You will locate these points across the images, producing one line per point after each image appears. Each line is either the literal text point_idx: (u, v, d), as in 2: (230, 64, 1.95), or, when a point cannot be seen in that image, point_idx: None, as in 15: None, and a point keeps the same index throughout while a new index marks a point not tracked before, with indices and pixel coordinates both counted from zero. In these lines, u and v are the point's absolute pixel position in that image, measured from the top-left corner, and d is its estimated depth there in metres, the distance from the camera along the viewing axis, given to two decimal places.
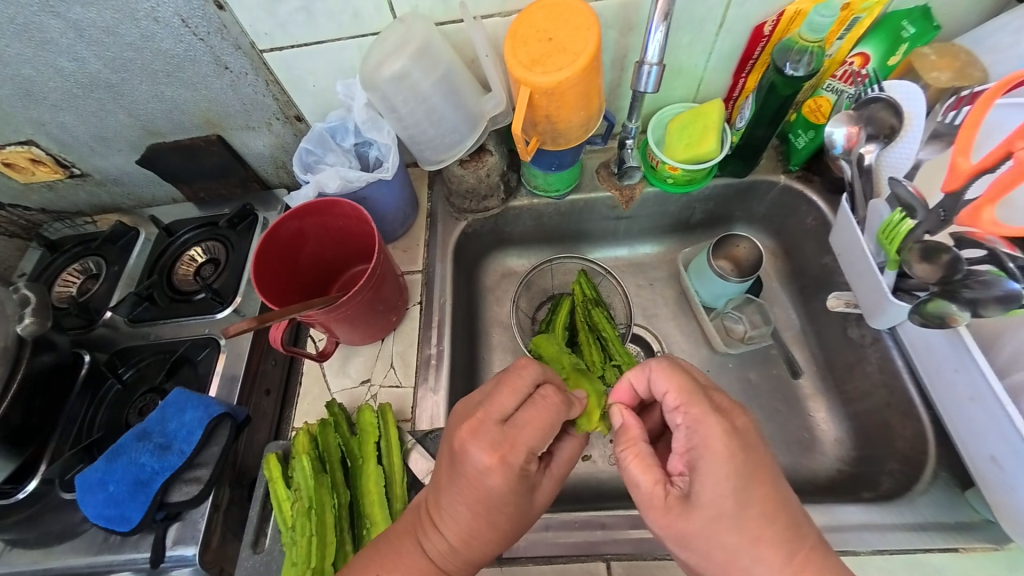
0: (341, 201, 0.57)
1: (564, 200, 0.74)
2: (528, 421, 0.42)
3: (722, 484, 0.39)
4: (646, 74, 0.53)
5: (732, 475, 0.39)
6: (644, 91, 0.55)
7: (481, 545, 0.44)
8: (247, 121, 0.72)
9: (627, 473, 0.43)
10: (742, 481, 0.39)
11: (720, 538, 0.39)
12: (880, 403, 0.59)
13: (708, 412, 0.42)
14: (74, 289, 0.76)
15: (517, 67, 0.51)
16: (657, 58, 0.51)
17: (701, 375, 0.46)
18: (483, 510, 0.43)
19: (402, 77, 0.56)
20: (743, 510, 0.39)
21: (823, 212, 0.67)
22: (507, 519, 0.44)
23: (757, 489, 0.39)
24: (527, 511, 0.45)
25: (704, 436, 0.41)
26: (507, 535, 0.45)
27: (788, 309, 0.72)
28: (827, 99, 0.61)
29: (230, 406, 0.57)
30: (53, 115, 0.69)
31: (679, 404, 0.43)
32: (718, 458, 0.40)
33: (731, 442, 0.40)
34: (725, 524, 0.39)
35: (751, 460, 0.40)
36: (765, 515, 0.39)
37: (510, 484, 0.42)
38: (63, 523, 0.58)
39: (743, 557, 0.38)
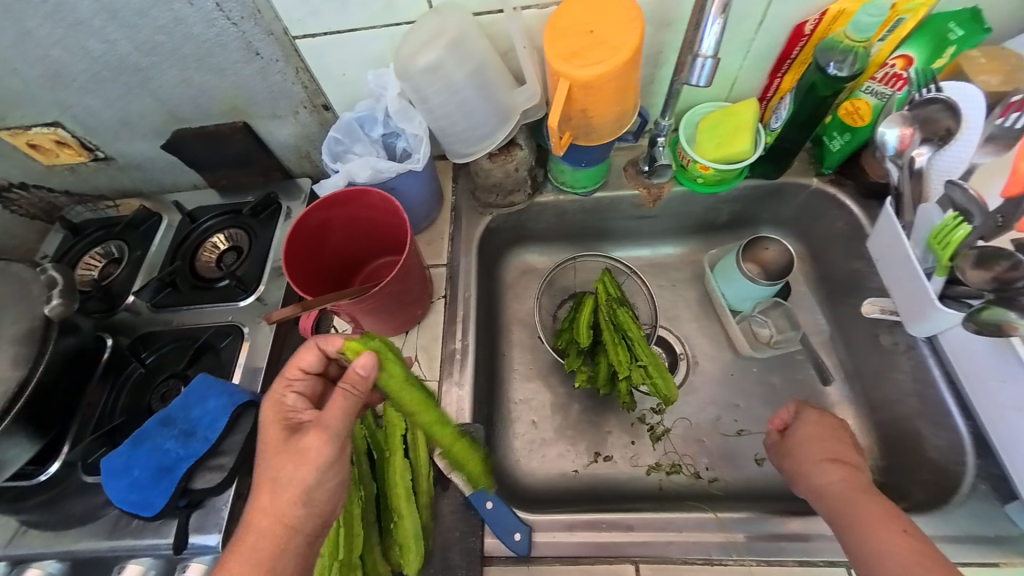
0: (371, 191, 0.56)
1: (590, 197, 0.73)
2: (301, 356, 0.50)
3: (808, 436, 0.54)
4: (699, 67, 0.50)
5: (821, 432, 0.53)
6: (695, 85, 0.52)
7: (258, 491, 0.43)
8: (273, 109, 0.71)
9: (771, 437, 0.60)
10: (823, 437, 0.53)
11: (805, 472, 0.52)
12: (911, 411, 0.58)
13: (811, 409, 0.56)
14: (96, 272, 0.76)
15: (555, 60, 0.50)
16: (713, 49, 0.48)
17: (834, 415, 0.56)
18: (261, 444, 0.46)
19: (437, 68, 0.55)
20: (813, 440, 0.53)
21: (855, 217, 0.66)
22: (273, 451, 0.44)
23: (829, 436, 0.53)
24: (284, 446, 0.44)
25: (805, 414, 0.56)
26: (269, 482, 0.43)
27: (814, 314, 0.71)
28: (865, 102, 0.59)
29: (254, 394, 0.57)
30: (81, 97, 0.69)
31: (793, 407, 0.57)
32: (817, 427, 0.54)
33: (828, 425, 0.55)
34: (806, 450, 0.53)
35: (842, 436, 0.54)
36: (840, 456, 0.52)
37: (269, 415, 0.47)
38: (85, 506, 0.58)
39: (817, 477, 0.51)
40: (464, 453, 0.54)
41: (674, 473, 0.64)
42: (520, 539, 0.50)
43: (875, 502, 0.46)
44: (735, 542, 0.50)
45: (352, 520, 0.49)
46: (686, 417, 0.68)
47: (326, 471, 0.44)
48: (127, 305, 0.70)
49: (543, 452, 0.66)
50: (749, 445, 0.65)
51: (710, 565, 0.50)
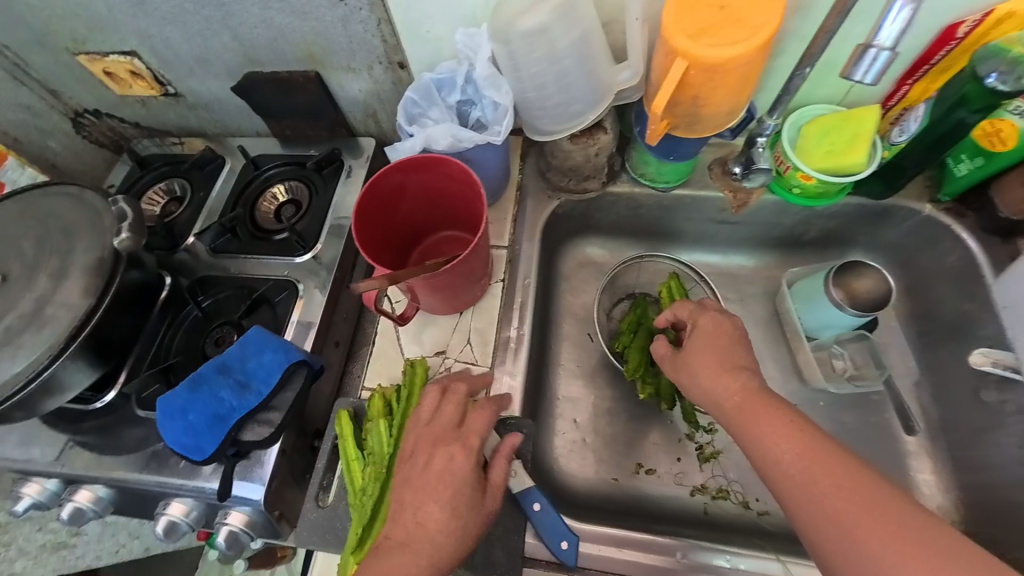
0: (451, 160, 0.52)
1: (669, 194, 0.68)
2: (477, 419, 0.47)
3: (700, 345, 0.50)
4: (870, 60, 0.41)
5: (720, 336, 0.50)
6: (857, 83, 0.42)
7: (431, 548, 0.40)
8: (349, 61, 0.68)
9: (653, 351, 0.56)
10: (716, 343, 0.49)
11: (688, 375, 0.50)
12: (1012, 478, 0.52)
13: (695, 306, 0.54)
14: (158, 209, 0.77)
15: (679, 35, 0.44)
16: (894, 40, 0.39)
17: (713, 302, 0.55)
18: (425, 491, 0.42)
19: (540, 33, 0.50)
20: (705, 350, 0.49)
21: (972, 252, 0.59)
22: (449, 507, 0.42)
23: (722, 343, 0.49)
24: (477, 509, 0.43)
25: (695, 319, 0.52)
26: (451, 529, 0.41)
27: (902, 353, 0.65)
28: (1011, 123, 0.50)
29: (307, 353, 0.57)
30: (161, 29, 0.67)
31: (682, 308, 0.55)
32: (700, 332, 0.51)
33: (717, 323, 0.51)
34: (701, 360, 0.49)
35: (731, 336, 0.50)
36: (729, 350, 0.49)
37: (469, 465, 0.44)
38: (134, 437, 0.60)
39: (693, 378, 0.49)
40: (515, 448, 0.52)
41: (722, 499, 0.61)
42: (567, 548, 0.49)
43: (735, 390, 0.46)
44: None
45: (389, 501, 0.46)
46: None
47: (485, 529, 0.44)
48: (188, 246, 0.71)
49: (584, 455, 0.64)
50: None
51: None
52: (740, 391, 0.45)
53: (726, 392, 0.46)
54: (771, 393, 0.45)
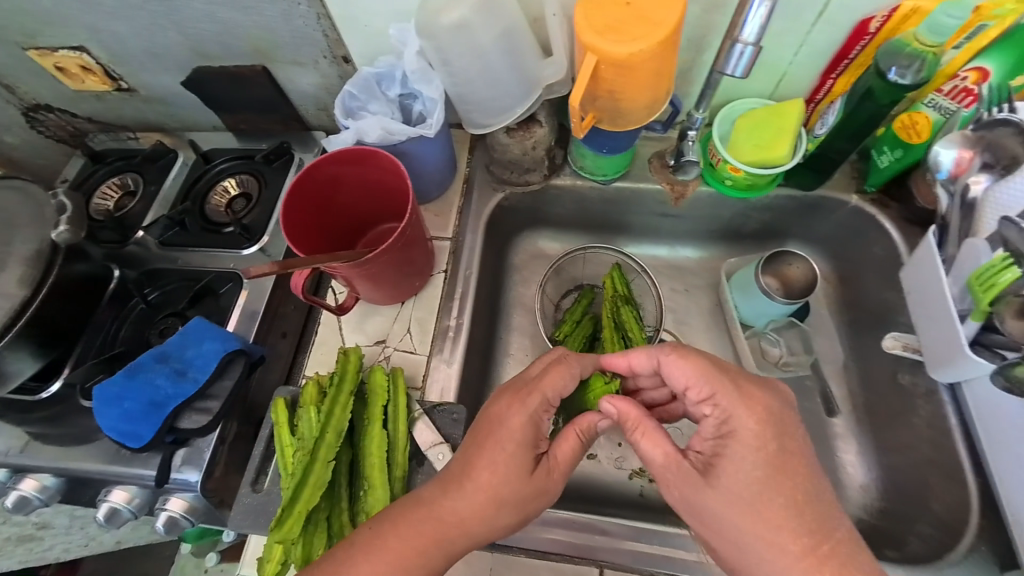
0: (381, 153, 0.54)
1: (610, 186, 0.69)
2: (548, 374, 0.48)
3: (749, 466, 0.41)
4: (738, 54, 0.47)
5: (764, 463, 0.41)
6: (731, 75, 0.49)
7: (474, 497, 0.43)
8: (296, 55, 0.68)
9: (638, 448, 0.46)
10: (768, 462, 0.41)
11: (730, 507, 0.41)
12: (922, 459, 0.55)
13: (732, 395, 0.43)
14: (112, 203, 0.76)
15: (588, 31, 0.46)
16: (755, 36, 0.45)
17: (722, 361, 0.46)
18: (485, 445, 0.44)
19: (463, 28, 0.51)
20: (758, 493, 0.40)
21: (894, 243, 0.61)
22: (500, 468, 0.43)
23: (776, 477, 0.40)
24: (527, 479, 0.44)
25: (738, 419, 0.42)
26: (492, 489, 0.43)
27: (833, 341, 0.67)
28: (926, 116, 0.53)
29: (246, 343, 0.59)
30: (106, 22, 0.66)
31: (708, 390, 0.44)
32: (747, 446, 0.41)
33: (764, 423, 0.42)
34: (742, 503, 0.40)
35: (786, 450, 0.41)
36: (782, 464, 0.41)
37: (524, 423, 0.45)
38: (81, 428, 0.61)
39: (736, 511, 0.40)
40: (445, 432, 0.54)
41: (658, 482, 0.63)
42: None
43: (793, 529, 0.39)
44: (708, 563, 0.50)
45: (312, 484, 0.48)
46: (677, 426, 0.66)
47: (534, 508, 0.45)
48: (137, 240, 0.70)
49: None
50: None
51: None
52: (794, 522, 0.40)
53: (782, 529, 0.40)
54: (851, 544, 0.39)
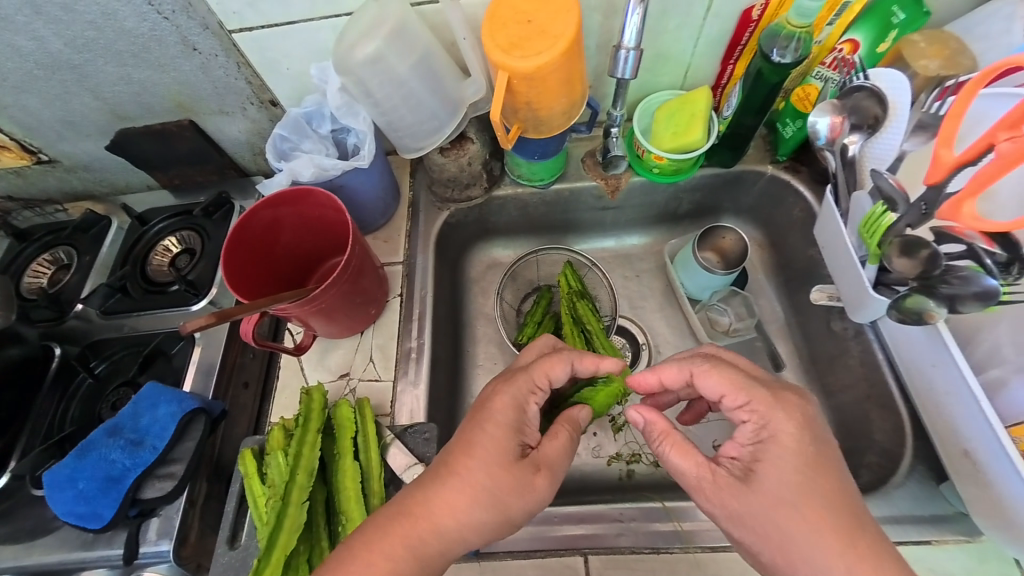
0: (317, 190, 0.55)
1: (549, 189, 0.72)
2: (541, 363, 0.48)
3: (788, 469, 0.40)
4: (624, 59, 0.53)
5: (805, 474, 0.39)
6: (621, 77, 0.54)
7: (454, 489, 0.43)
8: (220, 105, 0.68)
9: (667, 462, 0.45)
10: (806, 466, 0.40)
11: (770, 510, 0.39)
12: (861, 396, 0.60)
13: (773, 405, 0.42)
14: (45, 280, 0.73)
15: (495, 51, 0.49)
16: (634, 42, 0.51)
17: (749, 367, 0.46)
18: (470, 427, 0.45)
19: (377, 60, 0.53)
20: (802, 497, 0.39)
21: (810, 203, 0.66)
22: (480, 453, 0.43)
23: (819, 480, 0.39)
24: (507, 468, 0.43)
25: (776, 423, 0.41)
26: (472, 484, 0.42)
27: (774, 301, 0.72)
28: (814, 87, 0.58)
29: (205, 400, 0.57)
30: (15, 97, 0.64)
31: (741, 396, 0.43)
32: (788, 448, 0.40)
33: (803, 432, 0.41)
34: (785, 511, 0.39)
35: (821, 451, 0.40)
36: (822, 467, 0.40)
37: (509, 406, 0.45)
38: (35, 519, 0.57)
39: (778, 515, 0.39)
40: (418, 453, 0.54)
41: (635, 463, 0.65)
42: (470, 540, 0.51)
43: (823, 530, 0.38)
44: (683, 530, 0.52)
45: (285, 531, 0.47)
46: None
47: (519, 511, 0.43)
48: (77, 313, 0.68)
49: None
50: (707, 431, 0.66)
51: (657, 553, 0.52)
52: (827, 520, 0.38)
53: (822, 529, 0.38)
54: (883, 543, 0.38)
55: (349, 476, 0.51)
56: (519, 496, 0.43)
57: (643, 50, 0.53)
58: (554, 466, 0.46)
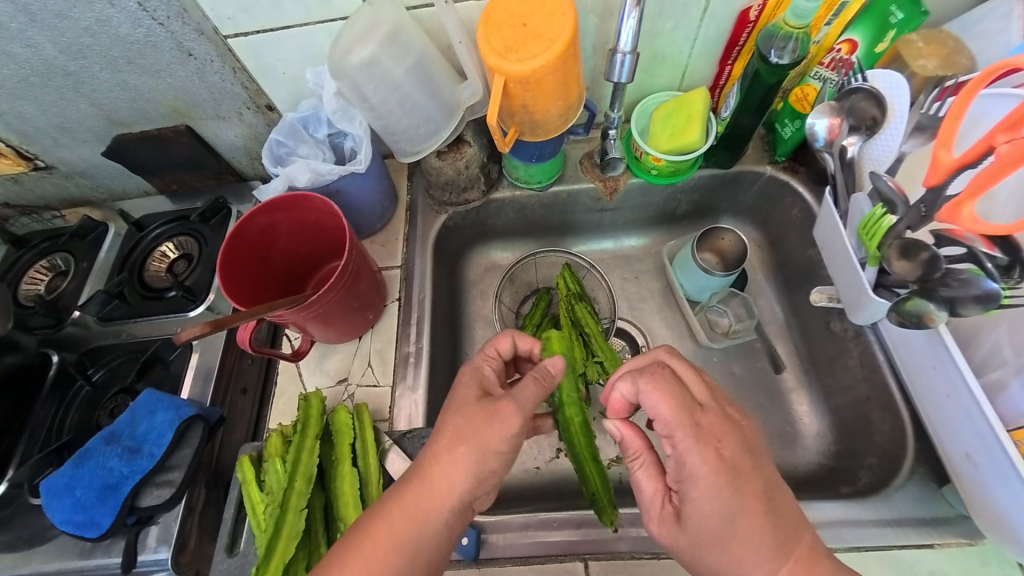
0: (312, 195, 0.55)
1: (547, 192, 0.71)
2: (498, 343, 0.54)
3: (707, 509, 0.40)
4: (620, 62, 0.52)
5: (722, 512, 0.39)
6: (617, 81, 0.54)
7: (438, 447, 0.44)
8: (216, 110, 0.67)
9: (633, 479, 0.46)
10: (727, 506, 0.39)
11: (695, 549, 0.41)
12: (861, 397, 0.60)
13: (691, 438, 0.40)
14: (43, 286, 0.73)
15: (490, 55, 0.49)
16: (631, 45, 0.50)
17: (688, 386, 0.44)
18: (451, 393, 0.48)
19: (372, 65, 0.53)
20: (724, 537, 0.39)
21: (808, 203, 0.66)
22: (454, 408, 0.45)
23: (741, 521, 0.39)
24: (472, 407, 0.45)
25: (692, 463, 0.40)
26: (453, 436, 0.44)
27: (773, 302, 0.72)
28: (812, 87, 0.58)
29: (202, 407, 0.57)
30: (11, 104, 0.64)
31: (665, 427, 0.41)
32: (706, 492, 0.39)
33: (722, 466, 0.39)
34: (711, 549, 0.40)
35: (741, 488, 0.39)
36: (743, 504, 0.39)
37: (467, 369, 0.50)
38: (33, 528, 0.57)
39: (705, 553, 0.41)
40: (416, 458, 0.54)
41: None
42: (468, 543, 0.52)
43: (755, 561, 0.39)
44: None
45: (281, 542, 0.47)
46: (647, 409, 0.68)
47: (498, 450, 0.43)
48: (75, 320, 0.68)
49: None
50: None
51: (657, 558, 0.51)
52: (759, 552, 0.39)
53: (746, 563, 0.39)
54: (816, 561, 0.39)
55: (348, 488, 0.51)
56: (503, 434, 0.43)
57: (640, 52, 0.52)
58: (523, 404, 0.45)
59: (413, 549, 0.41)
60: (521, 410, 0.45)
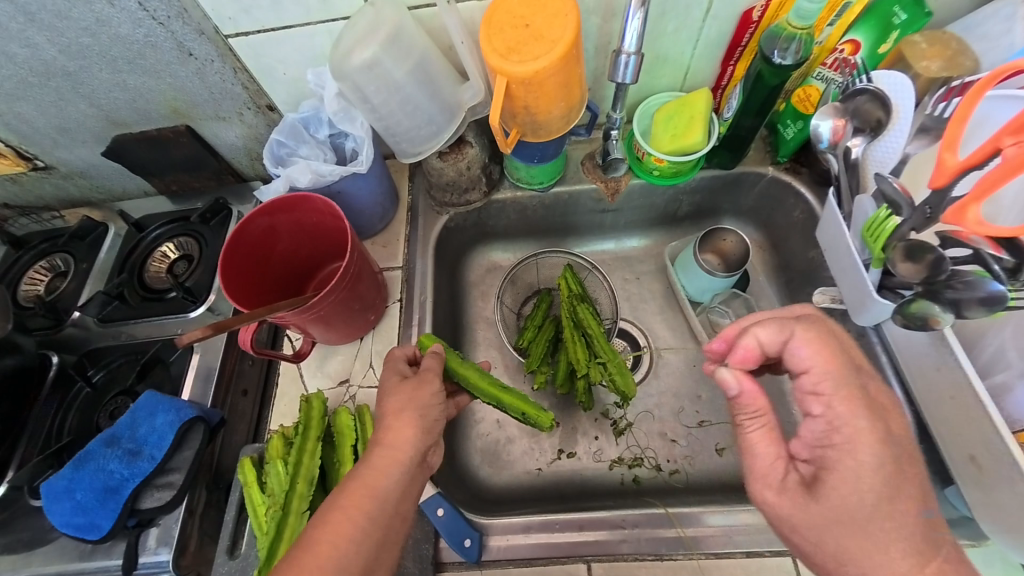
0: (313, 196, 0.55)
1: (548, 192, 0.71)
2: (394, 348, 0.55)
3: (862, 481, 0.37)
4: (624, 64, 0.52)
5: (879, 487, 0.37)
6: (622, 81, 0.54)
7: (387, 424, 0.45)
8: (217, 111, 0.67)
9: (745, 439, 0.42)
10: (886, 481, 0.37)
11: (835, 527, 0.37)
12: None
13: (856, 401, 0.39)
14: (42, 287, 0.73)
15: (492, 55, 0.49)
16: (634, 46, 0.50)
17: (847, 349, 0.43)
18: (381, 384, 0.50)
19: (373, 66, 0.52)
20: (872, 516, 0.36)
21: (810, 205, 0.66)
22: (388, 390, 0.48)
23: (901, 502, 0.36)
24: (400, 383, 0.48)
25: (848, 426, 0.38)
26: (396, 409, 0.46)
27: (775, 303, 0.72)
28: (816, 88, 0.58)
29: (203, 409, 0.57)
30: (10, 104, 0.64)
31: (823, 383, 0.40)
32: (866, 460, 0.37)
33: (888, 439, 0.38)
34: (852, 529, 0.36)
35: (899, 464, 0.37)
36: (894, 488, 0.37)
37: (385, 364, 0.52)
38: (32, 531, 0.57)
39: (842, 533, 0.36)
40: None
41: (637, 466, 0.64)
42: (471, 545, 0.52)
43: (903, 551, 0.35)
44: (686, 537, 0.52)
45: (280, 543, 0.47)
46: (649, 410, 0.68)
47: (432, 404, 0.48)
48: (74, 321, 0.67)
49: (507, 452, 0.66)
50: (711, 436, 0.66)
51: (660, 560, 0.51)
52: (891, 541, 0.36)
53: (892, 551, 0.35)
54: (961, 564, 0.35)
55: None
56: (429, 387, 0.48)
57: (644, 53, 0.52)
58: (436, 367, 0.50)
59: (381, 498, 0.42)
60: (436, 373, 0.50)
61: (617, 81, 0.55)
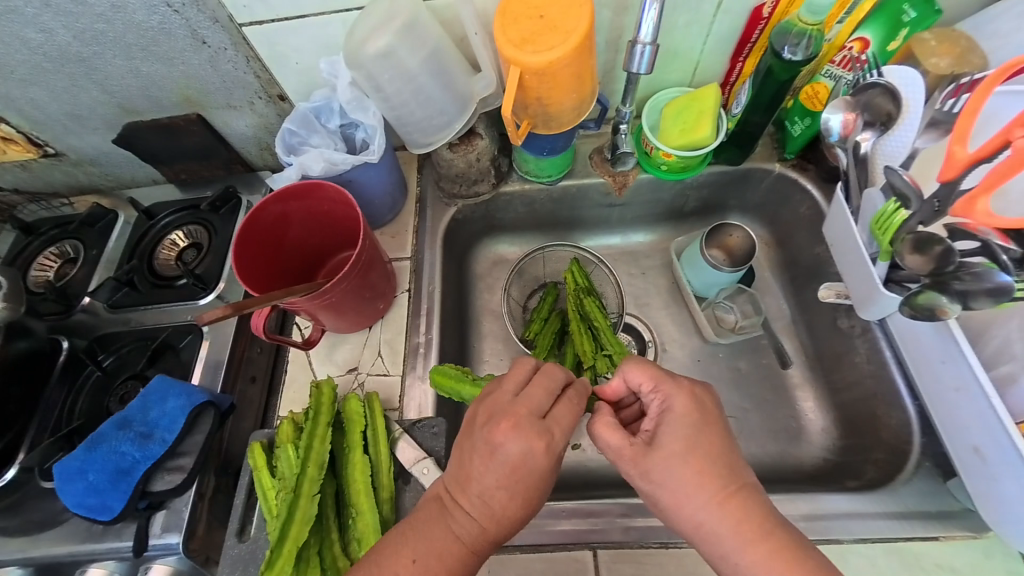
0: (325, 184, 0.55)
1: (556, 185, 0.72)
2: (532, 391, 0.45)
3: (676, 442, 0.42)
4: (639, 54, 0.52)
5: (686, 449, 0.42)
6: (635, 73, 0.54)
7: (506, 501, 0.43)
8: (228, 99, 0.68)
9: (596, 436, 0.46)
10: (691, 445, 0.42)
11: (669, 490, 0.42)
12: (868, 392, 0.60)
13: (669, 380, 0.46)
14: (52, 273, 0.73)
15: (507, 46, 0.49)
16: (651, 37, 0.51)
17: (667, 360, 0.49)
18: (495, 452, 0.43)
19: (388, 55, 0.53)
20: (686, 480, 0.41)
21: (816, 201, 0.66)
22: (515, 464, 0.43)
23: (702, 469, 0.41)
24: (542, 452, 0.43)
25: (672, 409, 0.44)
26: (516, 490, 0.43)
27: (780, 299, 0.73)
28: (824, 85, 0.58)
29: (213, 394, 0.58)
30: (23, 90, 0.64)
31: (651, 381, 0.46)
32: (676, 430, 0.43)
33: (695, 405, 0.44)
34: (679, 487, 0.41)
35: (702, 437, 0.42)
36: (717, 472, 0.41)
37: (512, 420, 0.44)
38: (44, 512, 0.58)
39: (669, 494, 0.42)
40: (427, 447, 0.54)
41: None
42: None
43: (720, 518, 0.40)
44: None
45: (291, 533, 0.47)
46: None
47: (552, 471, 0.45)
48: (85, 306, 0.68)
49: None
50: None
51: (666, 548, 0.52)
52: (725, 530, 0.40)
53: (709, 515, 0.40)
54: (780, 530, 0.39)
55: (359, 482, 0.51)
56: (540, 465, 0.43)
57: (659, 45, 0.52)
58: (567, 425, 0.45)
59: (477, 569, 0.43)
60: (567, 429, 0.45)
61: (630, 73, 0.55)
